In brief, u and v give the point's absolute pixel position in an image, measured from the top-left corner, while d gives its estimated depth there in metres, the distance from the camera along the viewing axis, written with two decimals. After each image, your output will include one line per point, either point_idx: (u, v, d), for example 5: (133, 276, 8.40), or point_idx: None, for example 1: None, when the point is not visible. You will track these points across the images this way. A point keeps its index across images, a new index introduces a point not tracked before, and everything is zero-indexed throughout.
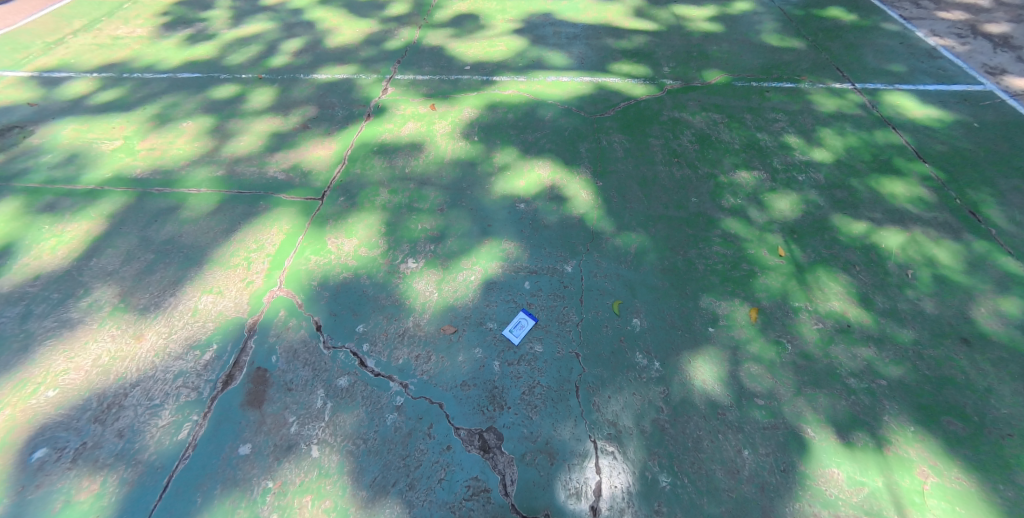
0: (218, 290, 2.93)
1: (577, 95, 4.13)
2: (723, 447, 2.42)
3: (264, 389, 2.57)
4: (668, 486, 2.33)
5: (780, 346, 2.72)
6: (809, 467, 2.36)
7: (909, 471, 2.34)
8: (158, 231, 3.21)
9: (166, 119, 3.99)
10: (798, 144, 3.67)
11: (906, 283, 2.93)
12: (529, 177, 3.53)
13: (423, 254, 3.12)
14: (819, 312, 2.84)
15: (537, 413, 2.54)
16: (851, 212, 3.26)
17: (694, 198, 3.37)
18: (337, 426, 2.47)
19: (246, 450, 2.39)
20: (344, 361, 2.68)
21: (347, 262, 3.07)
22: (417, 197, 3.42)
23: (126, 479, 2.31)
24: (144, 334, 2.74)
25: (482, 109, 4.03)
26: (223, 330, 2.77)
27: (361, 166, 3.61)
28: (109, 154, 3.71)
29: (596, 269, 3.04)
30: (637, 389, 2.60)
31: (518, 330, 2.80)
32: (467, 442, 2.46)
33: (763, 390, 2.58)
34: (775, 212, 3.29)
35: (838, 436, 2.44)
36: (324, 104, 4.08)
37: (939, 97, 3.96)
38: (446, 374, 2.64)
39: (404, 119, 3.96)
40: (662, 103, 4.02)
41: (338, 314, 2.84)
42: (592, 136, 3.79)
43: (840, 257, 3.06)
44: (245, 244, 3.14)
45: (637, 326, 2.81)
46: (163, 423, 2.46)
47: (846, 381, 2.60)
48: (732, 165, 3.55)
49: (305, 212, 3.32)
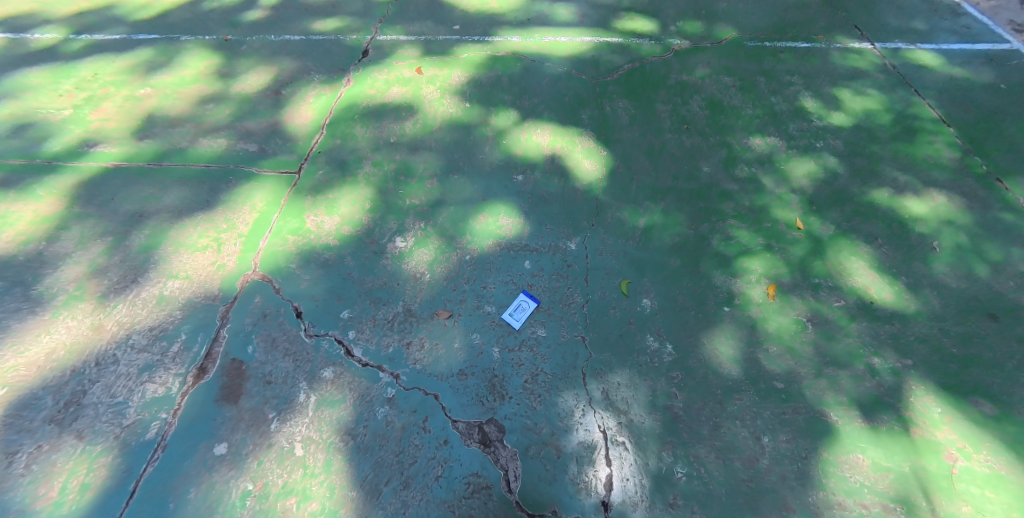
0: (186, 274, 2.63)
1: (577, 56, 3.69)
2: (740, 434, 2.29)
3: (241, 382, 2.34)
4: (683, 477, 2.20)
5: (800, 326, 2.56)
6: (831, 453, 2.24)
7: (936, 454, 2.21)
8: (115, 210, 2.81)
9: (121, 84, 3.47)
10: (815, 107, 3.39)
11: (930, 256, 2.76)
12: (527, 145, 3.22)
13: (412, 232, 2.86)
14: (841, 288, 2.67)
15: (541, 402, 2.36)
16: (872, 181, 3.05)
17: (705, 168, 3.10)
18: (323, 422, 2.25)
19: (222, 449, 2.18)
20: (328, 350, 2.45)
21: (328, 242, 2.80)
22: (404, 169, 3.10)
23: (88, 485, 2.08)
24: (103, 325, 2.45)
25: (474, 72, 3.57)
26: (193, 319, 2.50)
27: (342, 135, 3.23)
28: (58, 124, 3.20)
29: (601, 247, 2.84)
30: (648, 375, 2.44)
31: (519, 315, 2.59)
32: (466, 435, 2.27)
33: (781, 371, 2.44)
34: (792, 181, 3.06)
35: (862, 420, 2.31)
36: (299, 69, 3.62)
37: (963, 57, 3.68)
38: (440, 363, 2.44)
39: (387, 84, 3.51)
40: (668, 66, 3.62)
41: (321, 300, 2.60)
42: (595, 101, 3.42)
43: (861, 230, 2.86)
44: (214, 223, 2.82)
45: (647, 307, 2.64)
46: (128, 423, 2.22)
47: (869, 362, 2.45)
48: (745, 131, 3.27)
49: (280, 188, 2.99)
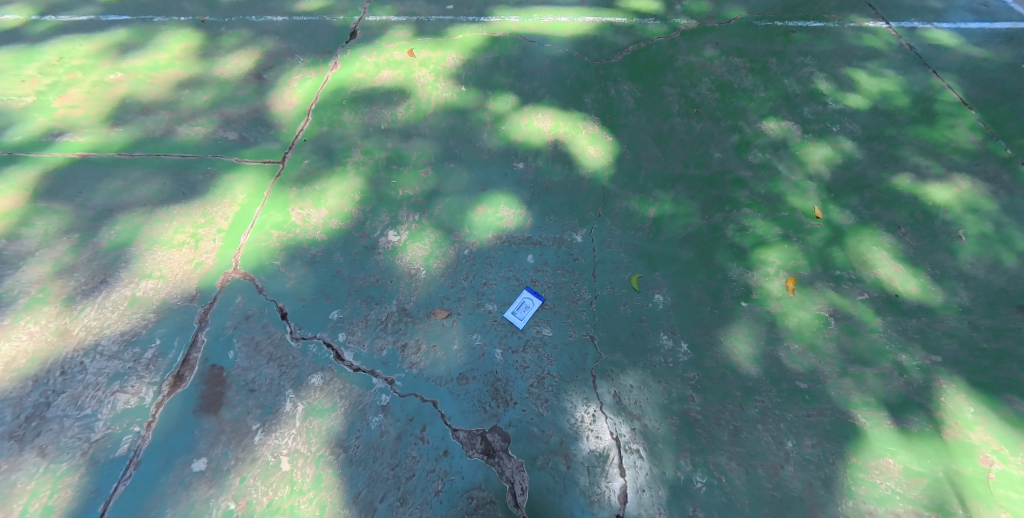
0: (160, 274, 2.42)
1: (578, 36, 3.49)
2: (763, 439, 2.13)
3: (222, 390, 2.14)
4: (703, 487, 2.04)
5: (822, 321, 2.40)
6: (860, 459, 2.08)
7: (971, 458, 2.05)
8: (82, 205, 2.58)
9: (89, 69, 3.22)
10: (829, 90, 3.22)
11: (956, 245, 2.60)
12: (527, 131, 3.03)
13: (406, 225, 2.66)
14: (863, 281, 2.50)
15: (548, 408, 2.19)
16: (892, 166, 2.88)
17: (716, 154, 2.93)
18: (312, 433, 2.06)
19: (201, 465, 1.99)
20: (316, 354, 2.26)
21: (315, 237, 2.60)
22: (396, 158, 2.90)
23: (52, 508, 1.89)
24: (69, 330, 2.23)
25: (469, 54, 3.36)
26: (169, 322, 2.30)
27: (329, 122, 3.02)
28: (20, 112, 2.95)
29: (609, 239, 2.67)
30: (662, 376, 2.28)
31: (522, 313, 2.43)
32: (467, 445, 2.10)
33: (804, 370, 2.28)
34: (808, 167, 2.89)
35: (891, 422, 2.15)
36: (283, 52, 3.39)
37: (981, 37, 3.52)
38: (439, 366, 2.27)
39: (377, 67, 3.30)
40: (674, 47, 3.43)
41: (308, 300, 2.40)
42: (599, 84, 3.22)
43: (882, 218, 2.70)
44: (191, 218, 2.61)
45: (659, 303, 2.48)
46: (96, 438, 2.02)
47: (896, 359, 2.29)
48: (757, 114, 3.09)
49: (263, 179, 2.78)
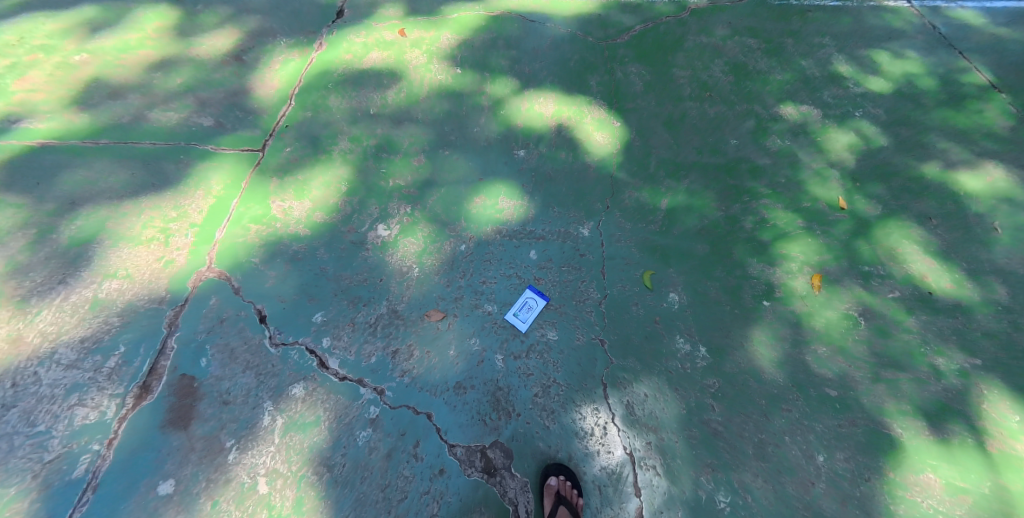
0: (126, 273, 2.19)
1: (581, 15, 3.25)
2: (791, 453, 1.94)
3: (192, 403, 1.93)
4: (727, 507, 1.86)
5: (851, 321, 2.20)
6: (898, 474, 1.89)
7: (1017, 472, 1.87)
8: (41, 198, 2.32)
9: (52, 48, 2.89)
10: (850, 72, 3.01)
11: (993, 237, 2.39)
12: (528, 116, 2.81)
13: (397, 218, 2.45)
14: (894, 277, 2.30)
15: (554, 420, 2.01)
16: (920, 153, 2.67)
17: (732, 140, 2.72)
18: (294, 451, 1.87)
19: (169, 488, 1.79)
20: (298, 361, 2.05)
21: (297, 231, 2.39)
22: (386, 145, 2.68)
23: None
24: (22, 338, 1.99)
25: (465, 34, 3.12)
26: (135, 327, 2.08)
27: (314, 107, 2.78)
28: None
29: (618, 233, 2.46)
30: (679, 383, 2.08)
31: (525, 314, 2.22)
32: (466, 462, 1.92)
33: (833, 376, 2.08)
34: (830, 154, 2.69)
35: (931, 432, 1.96)
36: (264, 31, 3.14)
37: (1008, 16, 3.31)
38: (433, 374, 2.07)
39: (366, 48, 3.06)
40: (684, 26, 3.20)
41: (289, 301, 2.19)
42: (604, 66, 3.01)
43: (912, 208, 2.49)
44: (161, 211, 2.38)
45: (674, 303, 2.27)
46: (50, 459, 1.80)
47: (933, 362, 2.09)
48: (774, 98, 2.88)
49: (240, 169, 2.56)
